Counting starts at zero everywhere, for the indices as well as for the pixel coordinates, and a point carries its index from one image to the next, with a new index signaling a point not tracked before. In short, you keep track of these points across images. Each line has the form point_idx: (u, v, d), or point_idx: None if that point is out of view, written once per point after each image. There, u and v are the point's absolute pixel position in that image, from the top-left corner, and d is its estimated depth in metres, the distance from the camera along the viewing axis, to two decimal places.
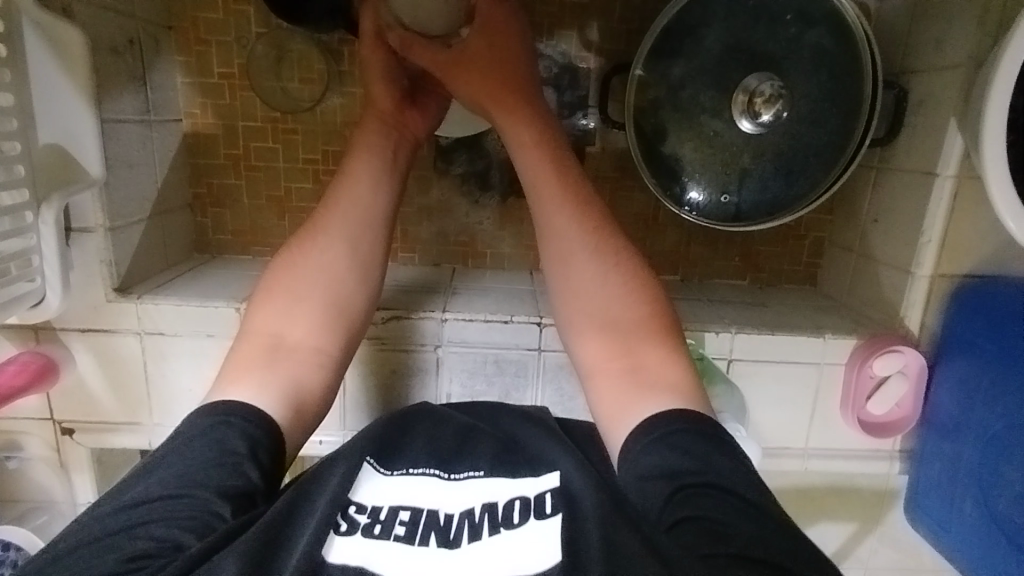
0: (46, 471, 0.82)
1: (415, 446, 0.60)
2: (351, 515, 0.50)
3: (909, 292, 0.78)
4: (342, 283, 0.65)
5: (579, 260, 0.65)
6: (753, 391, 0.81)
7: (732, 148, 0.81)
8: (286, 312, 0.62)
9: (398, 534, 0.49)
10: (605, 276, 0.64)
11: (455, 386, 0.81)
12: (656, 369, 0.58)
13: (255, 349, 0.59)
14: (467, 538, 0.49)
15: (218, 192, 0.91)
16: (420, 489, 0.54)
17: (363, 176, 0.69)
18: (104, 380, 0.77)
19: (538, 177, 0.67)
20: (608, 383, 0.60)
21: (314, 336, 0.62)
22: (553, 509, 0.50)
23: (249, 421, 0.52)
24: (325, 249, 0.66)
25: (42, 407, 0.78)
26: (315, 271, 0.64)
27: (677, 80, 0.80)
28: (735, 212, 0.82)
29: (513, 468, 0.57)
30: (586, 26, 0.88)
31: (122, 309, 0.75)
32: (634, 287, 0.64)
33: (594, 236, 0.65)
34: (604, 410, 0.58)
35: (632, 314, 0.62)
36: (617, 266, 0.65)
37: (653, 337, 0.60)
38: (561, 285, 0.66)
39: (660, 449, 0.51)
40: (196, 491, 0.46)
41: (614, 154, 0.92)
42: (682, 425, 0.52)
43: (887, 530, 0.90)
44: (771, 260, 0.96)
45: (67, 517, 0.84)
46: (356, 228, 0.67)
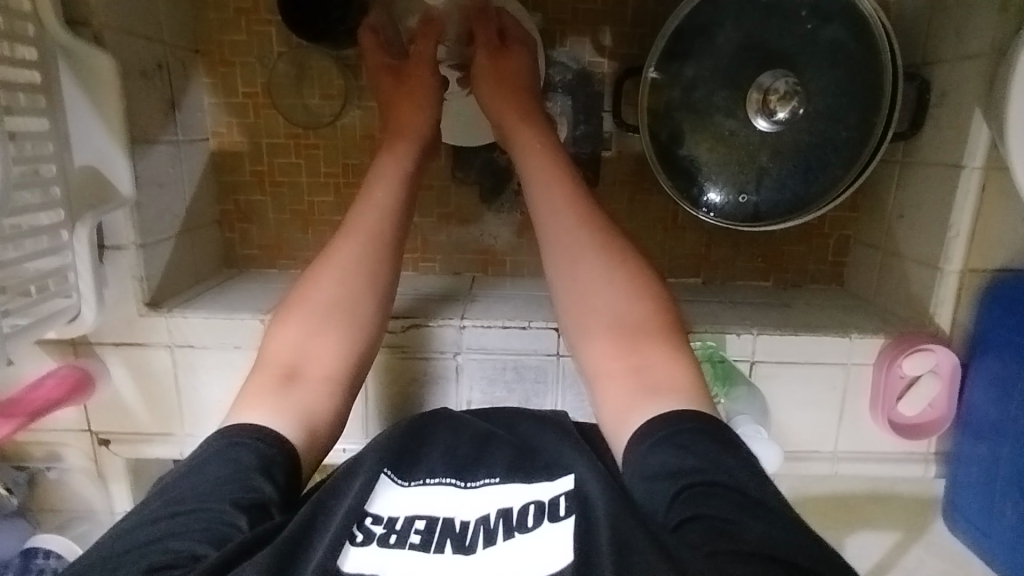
0: (85, 481, 0.85)
1: (434, 455, 0.60)
2: (366, 525, 0.51)
3: (938, 288, 0.76)
4: (359, 317, 0.66)
5: (582, 262, 0.65)
6: (780, 394, 0.79)
7: (748, 147, 0.80)
8: (304, 332, 0.64)
9: (413, 543, 0.50)
10: (608, 279, 0.64)
11: (475, 393, 0.81)
12: (662, 372, 0.57)
13: (270, 378, 0.61)
14: (482, 543, 0.50)
15: (244, 208, 0.94)
16: (439, 498, 0.55)
17: (379, 204, 0.70)
18: (138, 392, 0.80)
19: (542, 176, 0.70)
20: (616, 384, 0.59)
21: (326, 365, 0.63)
22: (567, 512, 0.51)
23: (263, 444, 0.54)
24: (337, 276, 0.67)
25: (80, 418, 0.81)
26: (333, 294, 0.66)
27: (689, 81, 0.80)
28: (754, 212, 0.81)
29: (530, 474, 0.57)
30: (598, 32, 0.88)
31: (153, 323, 0.77)
32: (637, 288, 0.63)
33: (599, 239, 0.66)
34: (612, 411, 0.58)
35: (638, 316, 0.62)
36: (626, 263, 0.65)
37: (658, 337, 0.60)
38: (564, 285, 0.66)
39: (666, 449, 0.50)
40: (207, 504, 0.48)
41: (630, 158, 0.92)
42: (687, 424, 0.52)
43: (933, 539, 0.86)
44: (796, 259, 0.94)
45: (105, 526, 0.86)
46: (370, 253, 0.68)
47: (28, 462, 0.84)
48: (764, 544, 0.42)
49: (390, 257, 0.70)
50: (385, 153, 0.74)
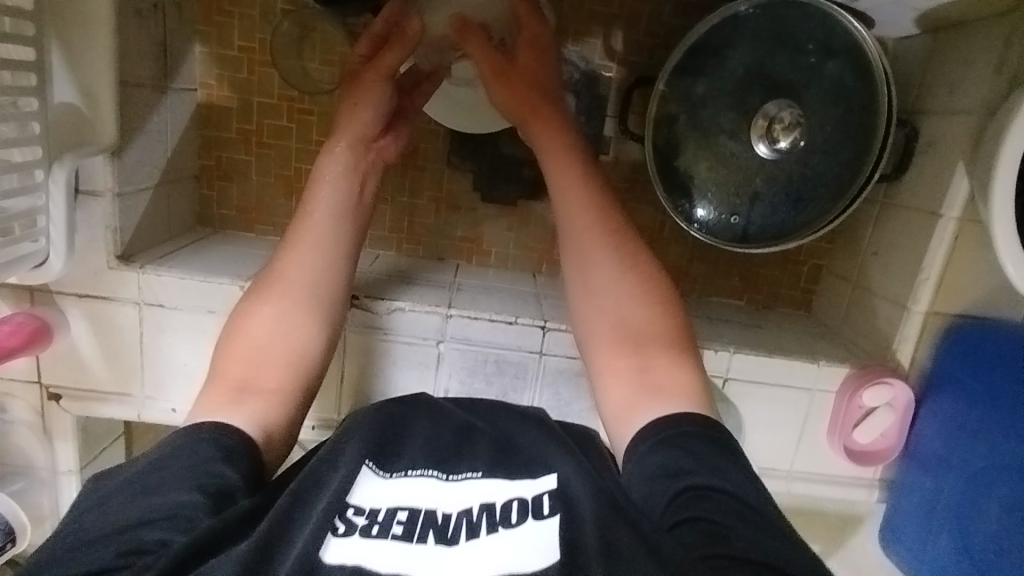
0: (28, 437, 0.80)
1: (414, 444, 0.60)
2: (349, 516, 0.50)
3: (903, 327, 0.80)
4: (308, 335, 0.65)
5: (596, 263, 0.67)
6: (749, 409, 0.82)
7: (747, 170, 0.82)
8: (270, 330, 0.64)
9: (396, 534, 0.50)
10: (624, 276, 0.66)
11: (452, 382, 0.81)
12: (667, 375, 0.60)
13: (222, 393, 0.59)
14: (464, 536, 0.50)
15: (226, 166, 0.90)
16: (420, 490, 0.55)
17: (325, 215, 0.69)
18: (97, 348, 0.76)
19: (563, 180, 0.70)
20: (619, 381, 0.62)
21: (278, 375, 0.61)
22: (551, 510, 0.51)
23: (220, 435, 0.53)
24: (290, 288, 0.66)
25: (30, 369, 0.76)
26: (294, 298, 0.65)
27: (698, 99, 0.81)
28: (742, 234, 0.83)
29: (512, 470, 0.57)
30: (611, 36, 0.89)
31: (122, 277, 0.73)
32: (650, 291, 0.66)
33: (612, 240, 0.68)
34: (614, 407, 0.61)
35: (645, 318, 0.64)
36: (638, 267, 0.67)
37: (665, 339, 0.63)
38: (579, 284, 0.68)
39: (669, 450, 0.53)
40: (167, 492, 0.47)
41: (626, 165, 0.94)
42: (689, 428, 0.54)
43: (846, 554, 0.97)
44: (770, 282, 0.98)
45: (44, 484, 0.81)
46: (322, 265, 0.68)
47: None
48: (753, 546, 0.44)
49: (343, 264, 0.69)
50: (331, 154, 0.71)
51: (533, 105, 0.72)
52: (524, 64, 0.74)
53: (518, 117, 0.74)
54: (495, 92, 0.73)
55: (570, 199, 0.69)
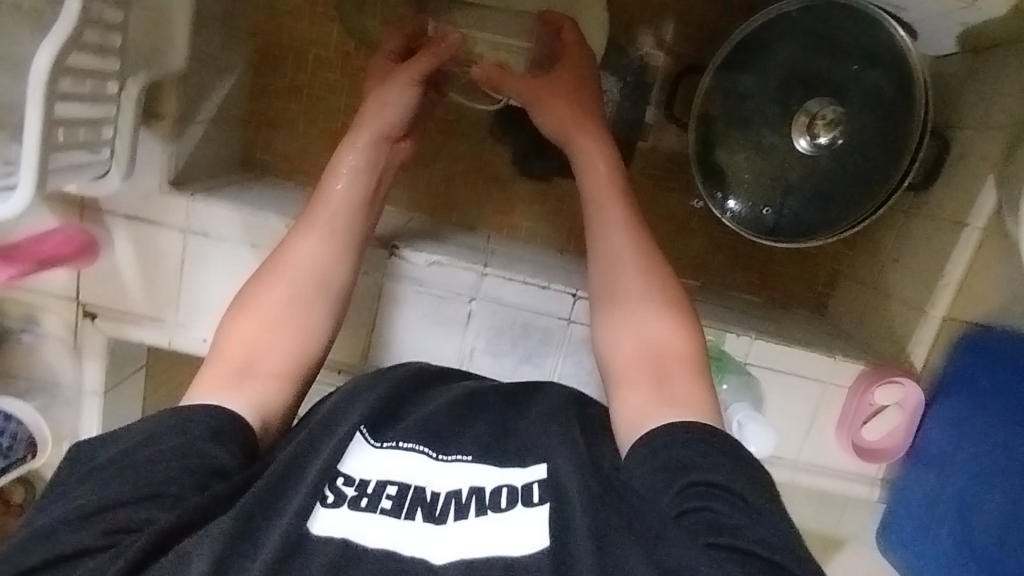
0: (57, 352, 0.80)
1: (411, 416, 0.61)
2: (338, 486, 0.51)
3: (920, 330, 0.84)
4: (312, 324, 0.66)
5: (623, 280, 0.70)
6: (767, 395, 0.84)
7: (783, 164, 0.84)
8: (266, 318, 0.64)
9: (384, 508, 0.50)
10: (649, 294, 0.68)
11: (480, 342, 0.81)
12: (684, 384, 0.62)
13: (221, 371, 0.60)
14: (452, 516, 0.50)
15: (274, 113, 0.93)
16: (411, 466, 0.55)
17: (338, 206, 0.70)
18: (138, 270, 0.77)
19: (601, 194, 0.74)
20: (634, 394, 0.63)
21: (279, 356, 0.63)
22: (541, 499, 0.51)
23: (217, 416, 0.54)
24: (296, 274, 0.67)
25: (69, 284, 0.77)
26: (296, 284, 0.66)
27: (742, 92, 0.84)
28: (771, 226, 0.86)
29: (503, 456, 0.57)
30: (662, 26, 0.93)
31: (173, 202, 0.75)
32: (674, 312, 0.67)
33: (643, 260, 0.71)
34: (625, 415, 0.62)
35: (666, 335, 0.66)
36: (663, 288, 0.69)
37: (683, 358, 0.64)
38: (604, 296, 0.71)
39: (680, 449, 0.55)
40: (160, 472, 0.49)
41: (663, 153, 0.98)
42: (695, 436, 0.55)
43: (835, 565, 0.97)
44: (787, 282, 1.02)
45: (66, 402, 0.81)
46: (330, 256, 0.68)
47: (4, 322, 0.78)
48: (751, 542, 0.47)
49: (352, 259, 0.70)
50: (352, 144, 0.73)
51: (575, 117, 0.77)
52: (566, 78, 0.79)
53: (558, 129, 0.77)
54: (540, 106, 0.78)
55: (605, 226, 0.73)
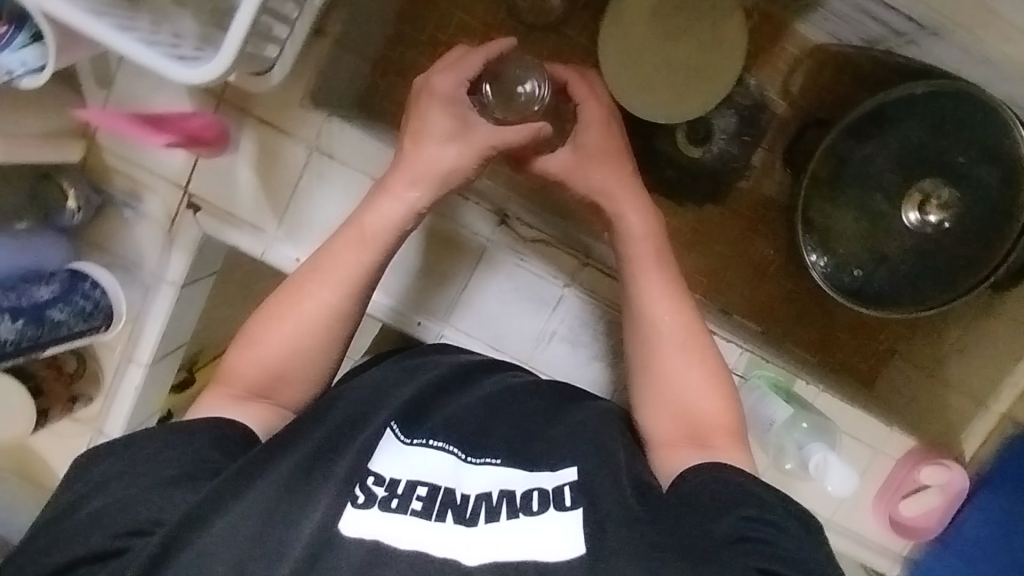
0: (150, 235, 0.79)
1: (439, 419, 0.63)
2: (370, 486, 0.52)
3: (976, 422, 0.90)
4: (322, 353, 0.65)
5: (660, 350, 0.66)
6: (834, 446, 0.83)
7: (885, 232, 0.88)
8: (280, 342, 0.64)
9: (415, 509, 0.51)
10: (689, 362, 0.65)
11: (563, 327, 0.81)
12: (718, 436, 0.61)
13: (237, 384, 0.63)
14: (483, 518, 0.51)
15: (406, 65, 0.93)
16: (442, 465, 0.56)
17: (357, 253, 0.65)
18: (255, 174, 0.77)
19: (640, 261, 0.70)
20: (674, 457, 0.61)
21: (288, 377, 0.64)
22: (573, 502, 0.52)
23: (226, 429, 0.57)
24: (311, 309, 0.64)
25: (183, 171, 0.77)
26: (310, 318, 0.64)
27: (864, 155, 0.87)
28: (857, 289, 0.89)
29: (530, 460, 0.58)
30: (790, 77, 0.95)
31: (308, 118, 0.76)
32: (713, 381, 0.64)
33: (680, 329, 0.67)
34: (663, 469, 0.61)
35: (708, 406, 0.63)
36: (703, 357, 0.66)
37: (723, 425, 0.62)
38: (638, 364, 0.67)
39: (714, 483, 0.54)
40: (176, 468, 0.53)
41: (760, 198, 0.99)
42: (736, 491, 0.53)
43: None
44: (845, 348, 0.98)
45: (143, 286, 0.81)
46: (346, 293, 0.65)
47: (108, 190, 0.78)
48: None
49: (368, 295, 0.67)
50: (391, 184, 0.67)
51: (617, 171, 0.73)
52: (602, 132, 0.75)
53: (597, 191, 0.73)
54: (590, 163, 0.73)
55: (644, 276, 0.69)
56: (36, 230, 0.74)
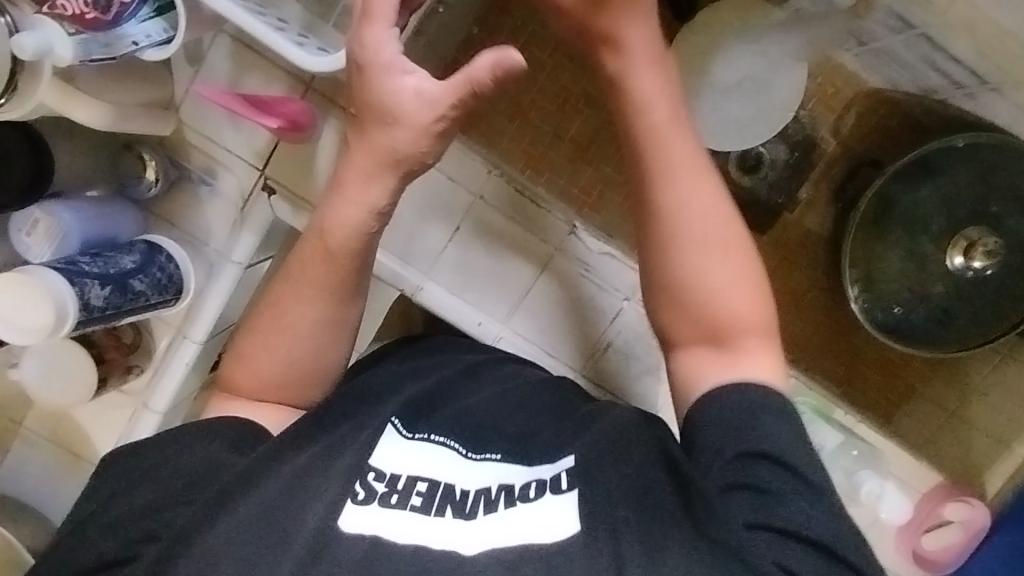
0: (222, 214, 0.80)
1: (442, 414, 0.63)
2: (370, 482, 0.53)
3: (1000, 463, 0.96)
4: (319, 356, 0.63)
5: (682, 250, 0.58)
6: (872, 473, 0.93)
7: (929, 274, 0.91)
8: (274, 349, 0.62)
9: (414, 505, 0.52)
10: (721, 258, 0.58)
11: (618, 339, 0.83)
12: (755, 354, 0.57)
13: (240, 383, 0.63)
14: (481, 510, 0.52)
15: None
16: (442, 459, 0.57)
17: (326, 264, 0.60)
18: (335, 164, 0.77)
19: (662, 168, 0.57)
20: (701, 357, 0.58)
21: (289, 377, 0.63)
22: (569, 485, 0.53)
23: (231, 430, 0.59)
24: (297, 316, 0.61)
25: (262, 153, 0.77)
26: (301, 325, 0.62)
27: (916, 198, 0.90)
28: (894, 326, 0.92)
29: (531, 452, 0.59)
30: (846, 112, 0.94)
31: None
32: (745, 278, 0.58)
33: (709, 228, 0.58)
34: (686, 370, 0.59)
35: (739, 304, 0.57)
36: (735, 251, 0.58)
37: (758, 325, 0.58)
38: (655, 263, 0.59)
39: (728, 411, 0.53)
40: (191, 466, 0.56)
41: (803, 231, 0.98)
42: (768, 411, 0.52)
43: None
44: (870, 384, 0.99)
45: (207, 264, 0.80)
46: (331, 298, 0.61)
47: (186, 166, 0.78)
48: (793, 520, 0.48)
49: (353, 297, 0.62)
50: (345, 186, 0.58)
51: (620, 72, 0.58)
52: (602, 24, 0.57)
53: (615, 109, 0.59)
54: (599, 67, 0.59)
55: (677, 188, 0.58)
56: (108, 197, 0.73)
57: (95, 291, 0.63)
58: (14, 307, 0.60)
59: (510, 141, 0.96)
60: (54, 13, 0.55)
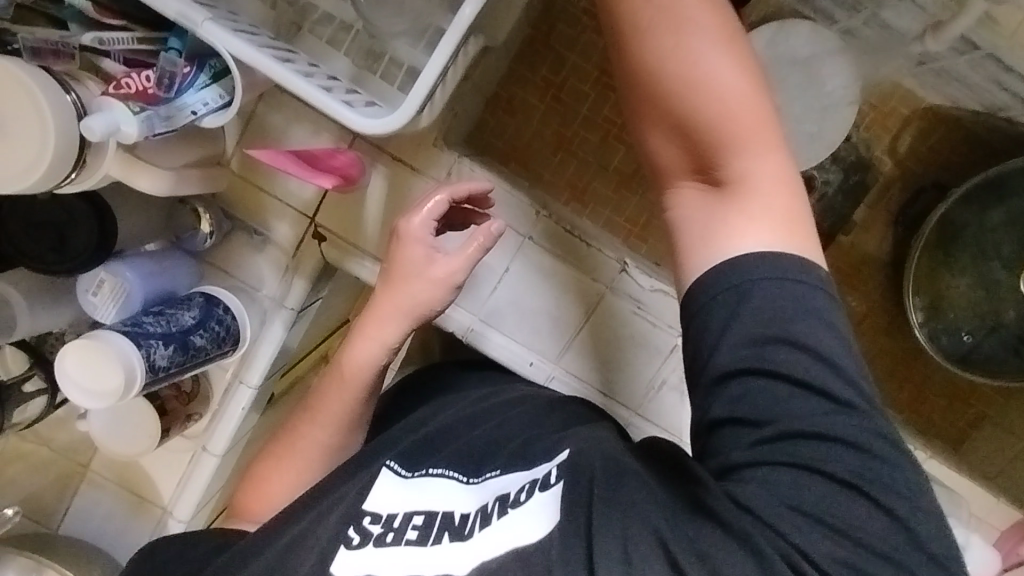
0: (272, 261, 0.81)
1: (443, 452, 0.65)
2: (365, 526, 0.56)
3: None
4: (314, 471, 0.72)
5: (672, 74, 0.55)
6: (954, 523, 0.81)
7: (1001, 300, 0.87)
8: (284, 468, 0.71)
9: (410, 538, 0.54)
10: (716, 84, 0.54)
11: (674, 377, 0.81)
12: (768, 194, 0.54)
13: (248, 495, 0.73)
14: (477, 527, 0.53)
15: (516, 103, 0.95)
16: (440, 487, 0.59)
17: (345, 394, 0.70)
18: (383, 210, 0.78)
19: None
20: (696, 204, 0.57)
21: (287, 488, 0.72)
22: (557, 479, 0.54)
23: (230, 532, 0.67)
24: (309, 436, 0.71)
25: (311, 203, 0.78)
26: (315, 445, 0.71)
27: (987, 224, 0.86)
28: (963, 354, 0.88)
29: (530, 460, 0.60)
30: (902, 136, 0.91)
31: (440, 158, 0.77)
32: (745, 98, 0.54)
33: (702, 57, 0.55)
34: (682, 226, 0.58)
35: (737, 132, 0.54)
36: (732, 77, 0.54)
37: (759, 148, 0.54)
38: (644, 97, 0.58)
39: (753, 300, 0.50)
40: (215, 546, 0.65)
41: (857, 256, 0.94)
42: (767, 269, 0.50)
43: None
44: (936, 410, 0.96)
45: (259, 311, 0.81)
46: (342, 419, 0.71)
47: (238, 217, 0.80)
48: (779, 451, 0.48)
49: (363, 420, 0.73)
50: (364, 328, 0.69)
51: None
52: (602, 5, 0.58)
53: None
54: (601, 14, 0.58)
55: (663, 40, 0.55)
56: (164, 249, 0.75)
57: (160, 353, 0.65)
58: (86, 370, 0.63)
59: (556, 175, 0.96)
60: (118, 93, 0.56)
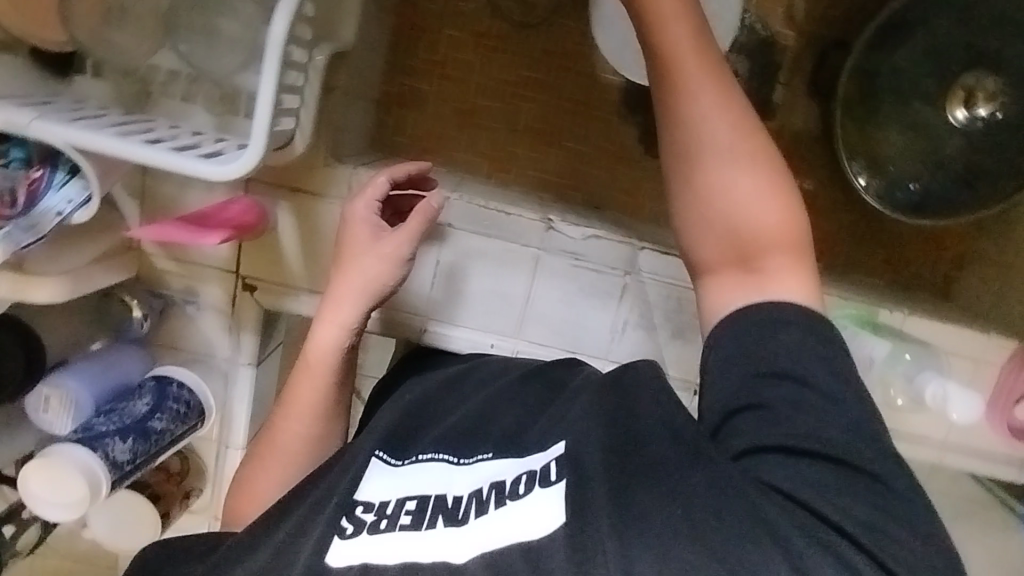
0: (215, 325, 0.81)
1: (433, 433, 0.59)
2: (357, 515, 0.49)
3: None
4: (304, 465, 0.67)
5: (702, 158, 0.50)
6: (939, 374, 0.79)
7: (937, 136, 0.84)
8: (267, 467, 0.66)
9: (404, 524, 0.47)
10: (739, 164, 0.50)
11: (633, 316, 0.80)
12: (786, 263, 0.48)
13: (238, 500, 0.67)
14: (474, 512, 0.46)
15: (409, 94, 0.93)
16: (433, 474, 0.52)
17: (318, 375, 0.66)
18: (299, 243, 0.77)
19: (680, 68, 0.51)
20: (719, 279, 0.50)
21: (275, 486, 0.66)
22: (559, 474, 0.46)
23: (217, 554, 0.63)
24: (289, 428, 0.66)
25: (229, 257, 0.78)
26: (296, 436, 0.66)
27: (897, 65, 0.83)
28: (917, 203, 0.84)
29: (523, 443, 0.53)
30: (792, 4, 0.88)
31: (335, 175, 0.75)
32: (769, 184, 0.50)
33: (736, 141, 0.50)
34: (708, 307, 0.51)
35: (763, 215, 0.49)
36: (757, 159, 0.50)
37: (783, 229, 0.49)
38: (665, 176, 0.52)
39: (775, 338, 0.45)
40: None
41: (789, 135, 0.91)
42: (791, 317, 0.45)
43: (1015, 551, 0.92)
44: (914, 264, 0.94)
45: (220, 373, 0.82)
46: (320, 405, 0.66)
47: (166, 293, 0.80)
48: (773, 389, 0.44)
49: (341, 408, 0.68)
50: (333, 300, 0.66)
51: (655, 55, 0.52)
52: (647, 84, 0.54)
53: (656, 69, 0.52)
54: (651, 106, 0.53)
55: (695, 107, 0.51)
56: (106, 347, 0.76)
57: (117, 447, 0.67)
58: (54, 487, 0.66)
59: (469, 152, 0.93)
60: None
